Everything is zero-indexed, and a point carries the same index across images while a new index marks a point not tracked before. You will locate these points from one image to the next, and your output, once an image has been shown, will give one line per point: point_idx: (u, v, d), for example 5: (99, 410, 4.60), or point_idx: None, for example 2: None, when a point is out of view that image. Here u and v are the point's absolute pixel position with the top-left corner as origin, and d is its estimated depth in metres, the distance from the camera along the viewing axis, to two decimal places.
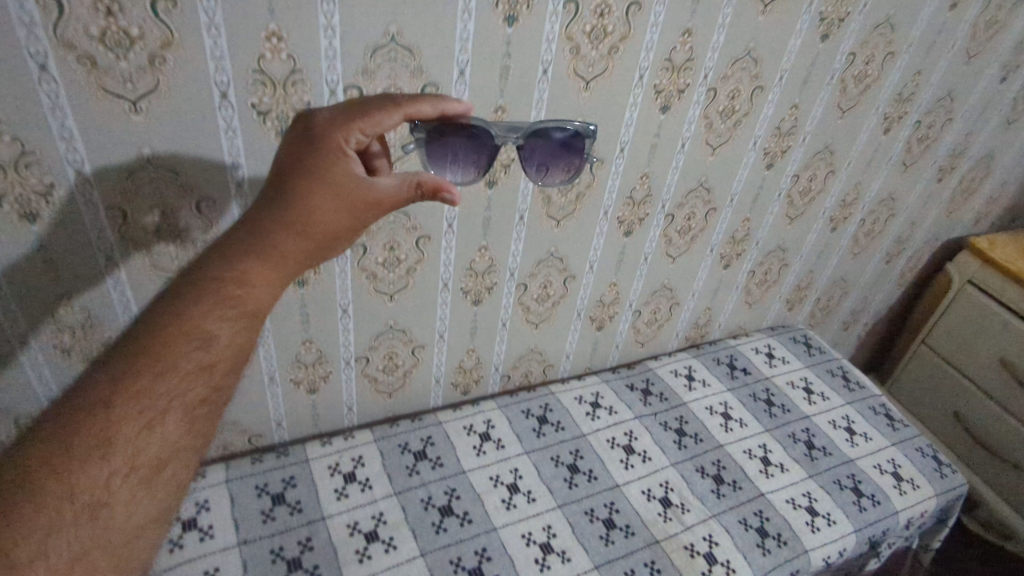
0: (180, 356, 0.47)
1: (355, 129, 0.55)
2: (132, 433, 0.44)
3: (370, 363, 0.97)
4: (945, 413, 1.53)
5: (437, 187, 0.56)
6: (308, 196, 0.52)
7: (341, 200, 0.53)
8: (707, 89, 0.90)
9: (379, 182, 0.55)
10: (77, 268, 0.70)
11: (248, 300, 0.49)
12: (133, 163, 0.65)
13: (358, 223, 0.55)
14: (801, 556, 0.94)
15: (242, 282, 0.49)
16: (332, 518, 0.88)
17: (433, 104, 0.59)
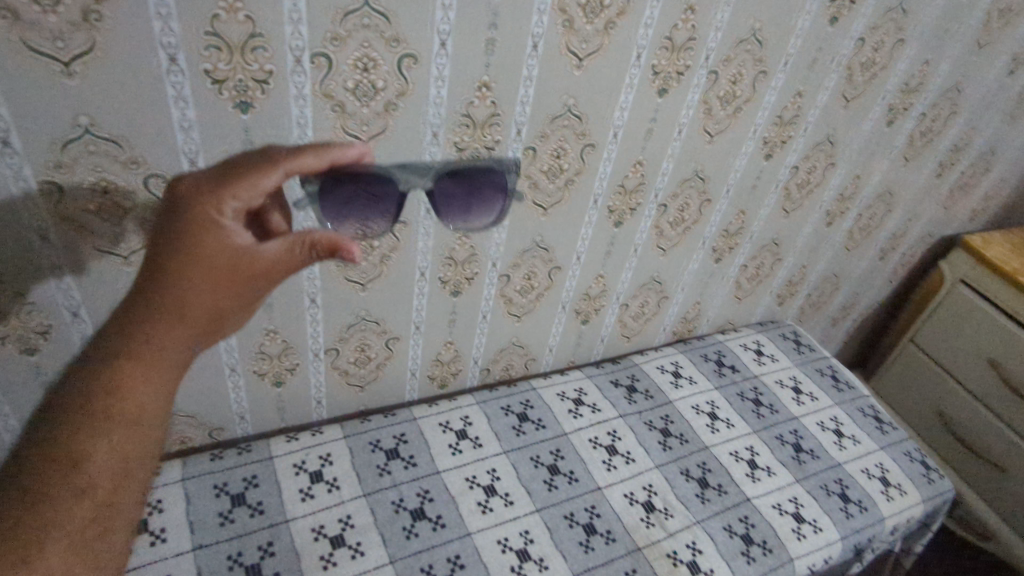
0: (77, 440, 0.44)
1: (229, 197, 0.52)
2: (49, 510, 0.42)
3: (341, 355, 0.91)
4: (929, 412, 1.51)
5: (332, 244, 0.53)
6: (184, 281, 0.50)
7: (223, 278, 0.51)
8: (708, 72, 0.84)
9: (264, 251, 0.52)
10: (10, 251, 0.62)
11: (135, 401, 0.46)
12: (68, 133, 0.57)
13: (250, 294, 0.53)
14: (787, 565, 0.90)
15: (128, 384, 0.46)
16: (296, 521, 0.82)
17: (313, 156, 0.57)
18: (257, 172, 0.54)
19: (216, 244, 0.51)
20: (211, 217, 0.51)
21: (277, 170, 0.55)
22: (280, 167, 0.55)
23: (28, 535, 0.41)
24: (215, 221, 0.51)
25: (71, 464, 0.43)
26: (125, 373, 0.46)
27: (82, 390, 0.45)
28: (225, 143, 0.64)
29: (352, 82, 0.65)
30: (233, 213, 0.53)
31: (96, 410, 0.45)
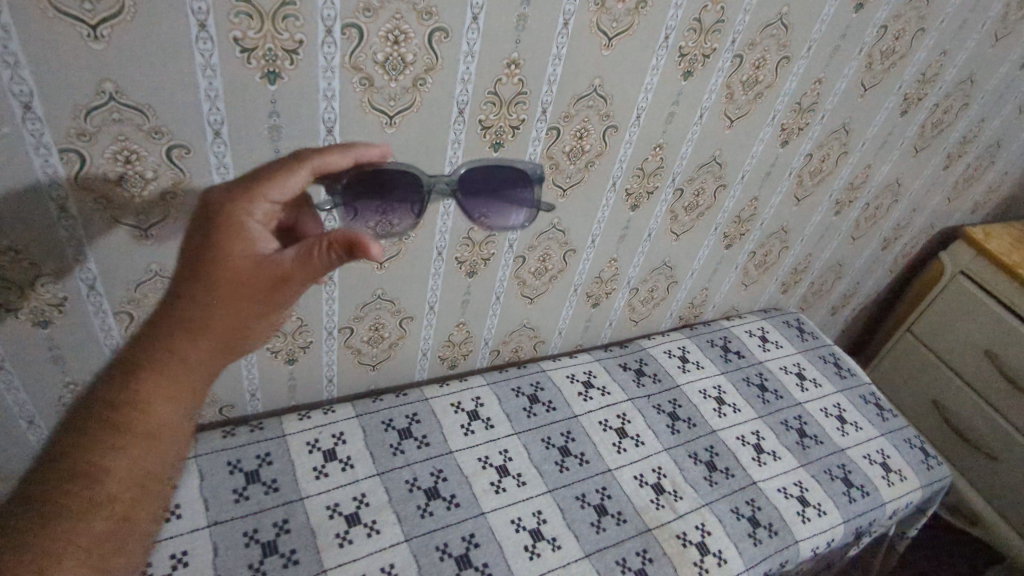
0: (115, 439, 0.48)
1: (256, 198, 0.52)
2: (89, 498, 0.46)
3: (354, 334, 0.90)
4: (922, 401, 1.54)
5: (351, 241, 0.50)
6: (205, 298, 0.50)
7: (244, 287, 0.51)
8: (733, 55, 0.83)
9: (285, 258, 0.51)
10: (24, 221, 0.60)
11: (152, 421, 0.49)
12: (92, 98, 0.55)
13: (272, 304, 0.53)
14: (791, 547, 0.92)
15: (146, 406, 0.49)
16: (311, 499, 0.82)
17: (341, 153, 0.58)
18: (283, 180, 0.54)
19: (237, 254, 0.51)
20: (235, 221, 0.51)
21: (303, 171, 0.56)
22: (307, 168, 0.56)
23: (59, 544, 0.43)
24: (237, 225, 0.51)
25: (92, 479, 0.46)
26: (145, 396, 0.49)
27: (107, 408, 0.49)
28: (251, 114, 0.62)
29: (382, 55, 0.64)
30: (260, 217, 0.52)
31: (117, 429, 0.48)
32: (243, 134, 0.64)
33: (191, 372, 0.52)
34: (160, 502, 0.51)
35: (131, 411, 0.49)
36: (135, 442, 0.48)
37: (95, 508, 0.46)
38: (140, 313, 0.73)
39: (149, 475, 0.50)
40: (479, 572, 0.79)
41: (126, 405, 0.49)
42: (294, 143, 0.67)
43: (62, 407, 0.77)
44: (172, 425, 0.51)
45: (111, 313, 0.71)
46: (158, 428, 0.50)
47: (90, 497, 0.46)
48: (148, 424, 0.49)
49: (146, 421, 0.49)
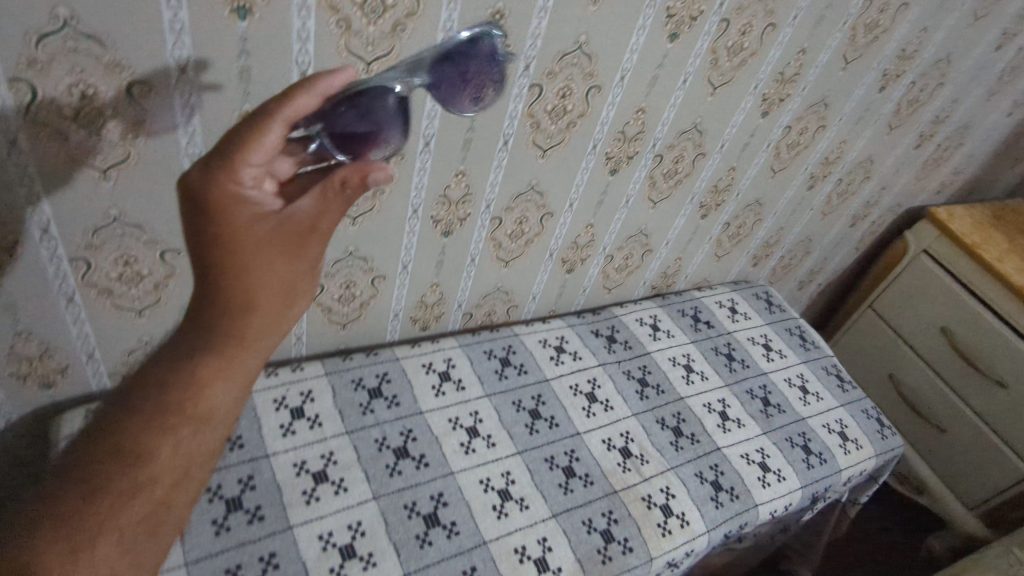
0: (161, 431, 0.41)
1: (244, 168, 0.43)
2: (118, 490, 0.40)
3: (325, 292, 0.87)
4: (879, 375, 1.59)
5: (362, 174, 0.45)
6: (219, 291, 0.43)
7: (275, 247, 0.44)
8: (719, 19, 0.82)
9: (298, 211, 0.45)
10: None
11: (194, 420, 0.42)
12: (45, 25, 0.51)
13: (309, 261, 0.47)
14: (751, 510, 0.95)
15: (176, 407, 0.42)
16: (277, 456, 0.81)
17: (310, 93, 0.45)
18: (246, 141, 0.42)
19: (250, 229, 0.43)
20: (230, 193, 0.43)
21: (272, 125, 0.43)
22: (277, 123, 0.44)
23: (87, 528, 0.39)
24: (234, 198, 0.43)
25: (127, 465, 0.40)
26: (152, 426, 0.41)
27: (157, 391, 0.42)
28: (218, 50, 0.59)
29: None
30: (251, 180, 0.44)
31: (161, 414, 0.42)
32: (210, 73, 0.60)
33: (242, 369, 0.44)
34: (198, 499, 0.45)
35: (133, 445, 0.41)
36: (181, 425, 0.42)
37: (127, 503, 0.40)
38: (98, 261, 0.69)
39: (153, 527, 0.41)
40: (447, 530, 0.79)
41: (167, 401, 0.42)
42: (265, 85, 0.63)
43: (15, 358, 0.73)
44: (184, 463, 0.42)
45: (67, 260, 0.67)
46: (160, 471, 0.41)
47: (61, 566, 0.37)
48: (150, 467, 0.41)
49: (149, 460, 0.41)
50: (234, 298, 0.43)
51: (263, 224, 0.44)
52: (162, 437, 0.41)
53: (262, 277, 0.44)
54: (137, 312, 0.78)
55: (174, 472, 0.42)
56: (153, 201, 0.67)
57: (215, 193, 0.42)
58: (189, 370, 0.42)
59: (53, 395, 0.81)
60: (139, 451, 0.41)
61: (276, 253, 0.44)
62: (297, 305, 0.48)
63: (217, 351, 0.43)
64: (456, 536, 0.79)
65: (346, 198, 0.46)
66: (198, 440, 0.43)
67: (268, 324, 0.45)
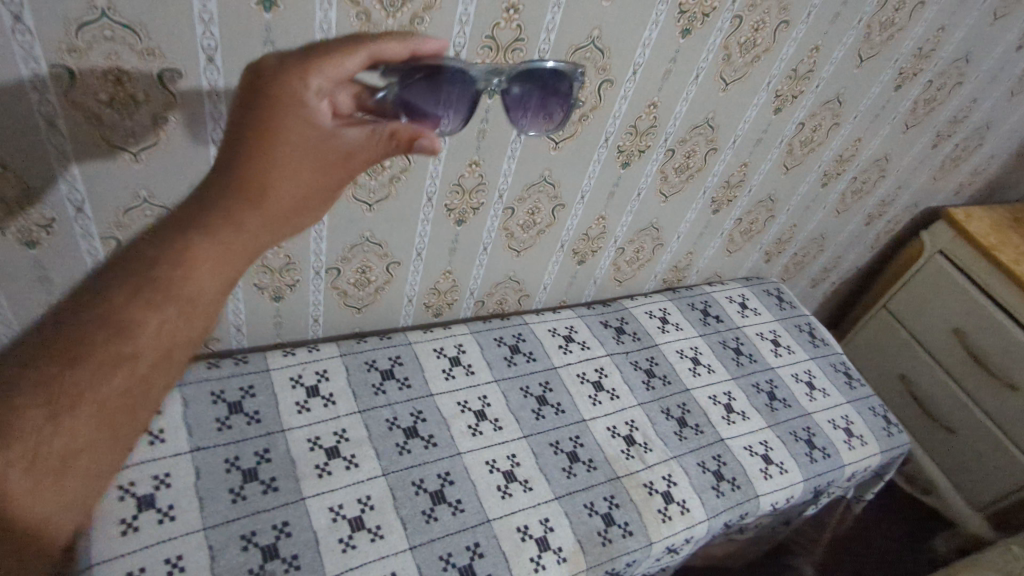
0: (146, 306, 0.39)
1: (315, 78, 0.45)
2: (99, 360, 0.37)
3: (342, 276, 0.91)
4: (891, 375, 1.59)
5: (411, 136, 0.50)
6: (240, 177, 0.43)
7: (307, 157, 0.45)
8: (732, 16, 0.83)
9: (343, 138, 0.47)
10: (13, 137, 0.59)
11: (184, 297, 0.40)
12: (83, 14, 0.55)
13: (324, 186, 0.48)
14: (752, 500, 0.96)
15: (167, 283, 0.39)
16: (292, 431, 0.85)
17: (400, 45, 0.50)
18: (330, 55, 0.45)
19: (294, 130, 0.44)
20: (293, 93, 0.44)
21: (359, 55, 0.47)
22: (362, 55, 0.47)
23: (65, 394, 0.37)
24: (298, 100, 0.44)
25: (115, 335, 0.38)
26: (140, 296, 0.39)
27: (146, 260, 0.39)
28: (243, 41, 0.62)
29: None
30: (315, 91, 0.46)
31: (151, 287, 0.39)
32: (234, 62, 0.63)
33: (235, 259, 0.42)
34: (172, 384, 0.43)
35: (119, 316, 0.38)
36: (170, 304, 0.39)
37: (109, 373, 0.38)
38: (127, 239, 0.73)
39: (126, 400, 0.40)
40: (452, 508, 0.82)
41: (157, 271, 0.39)
42: None
43: None
44: (167, 343, 0.40)
45: (98, 237, 0.71)
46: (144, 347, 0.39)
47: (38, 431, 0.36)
48: (134, 341, 0.38)
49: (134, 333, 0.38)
50: (252, 193, 0.43)
51: (305, 136, 0.45)
52: (153, 312, 0.39)
53: (284, 184, 0.44)
54: None
55: (156, 349, 0.40)
56: (179, 182, 0.71)
57: (279, 92, 0.44)
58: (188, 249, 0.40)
59: None
60: (126, 322, 0.38)
61: (302, 165, 0.45)
62: (299, 223, 0.47)
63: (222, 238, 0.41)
64: (461, 514, 0.82)
65: (386, 148, 0.50)
66: (179, 321, 0.40)
67: (272, 225, 0.44)
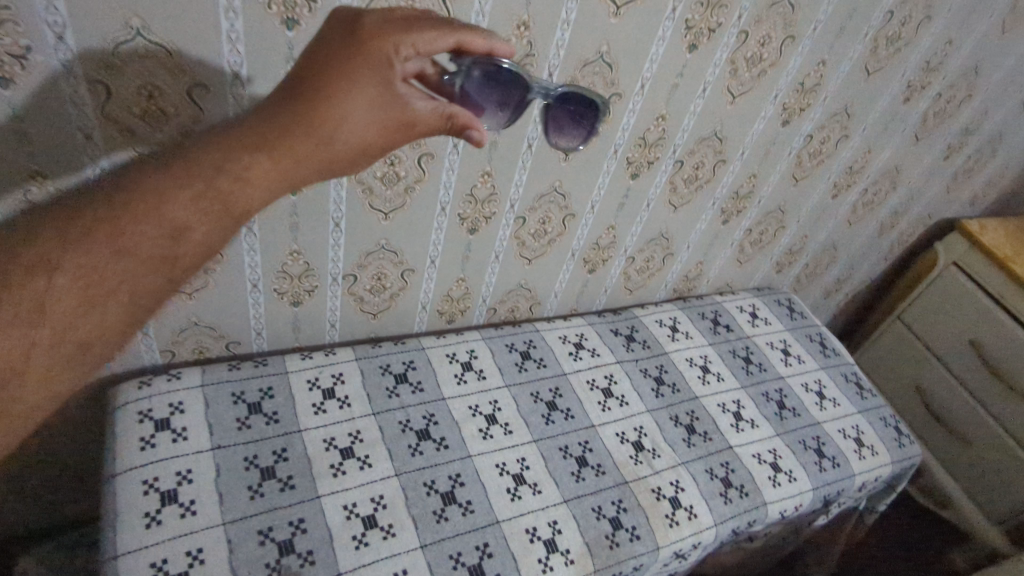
0: (188, 215, 0.47)
1: (407, 45, 0.49)
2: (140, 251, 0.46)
3: (358, 282, 0.94)
4: (905, 387, 1.58)
5: (468, 125, 0.54)
6: (311, 116, 0.48)
7: (375, 114, 0.50)
8: (738, 31, 0.85)
9: (411, 107, 0.51)
10: (53, 125, 0.62)
11: (226, 209, 0.48)
12: (119, 33, 0.58)
13: (380, 144, 0.52)
14: (760, 507, 0.97)
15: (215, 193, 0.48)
16: (309, 431, 0.88)
17: (483, 40, 0.53)
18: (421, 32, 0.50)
19: (369, 87, 0.49)
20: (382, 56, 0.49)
21: (449, 40, 0.51)
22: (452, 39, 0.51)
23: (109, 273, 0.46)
24: (385, 63, 0.49)
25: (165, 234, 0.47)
26: (194, 204, 0.47)
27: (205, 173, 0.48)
28: (268, 58, 0.65)
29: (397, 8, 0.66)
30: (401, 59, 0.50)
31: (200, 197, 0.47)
32: (258, 77, 0.66)
33: (277, 189, 0.49)
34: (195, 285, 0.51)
35: (172, 215, 0.47)
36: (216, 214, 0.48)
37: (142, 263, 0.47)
38: None
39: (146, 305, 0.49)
40: (462, 508, 0.84)
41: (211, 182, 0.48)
42: None
43: None
44: (201, 251, 0.49)
45: None
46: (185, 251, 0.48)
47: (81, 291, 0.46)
48: (177, 239, 0.47)
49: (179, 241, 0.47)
50: (320, 127, 0.49)
51: (378, 93, 0.50)
52: (196, 219, 0.47)
53: (346, 127, 0.49)
54: (187, 295, 0.83)
55: (192, 254, 0.48)
56: None
57: (370, 49, 0.49)
58: (248, 166, 0.48)
59: (111, 368, 0.88)
60: (174, 223, 0.47)
61: (365, 109, 0.49)
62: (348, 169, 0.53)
63: (279, 165, 0.48)
64: (471, 514, 0.84)
65: (441, 127, 0.55)
66: (221, 232, 0.49)
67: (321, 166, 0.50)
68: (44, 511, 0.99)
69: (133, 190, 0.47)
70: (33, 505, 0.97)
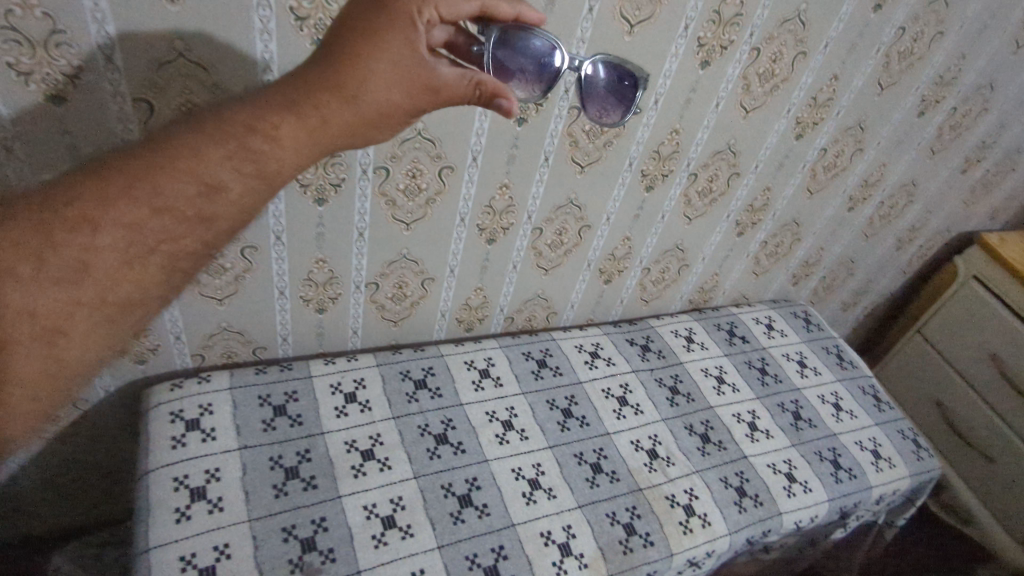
0: (226, 178, 0.52)
1: (431, 5, 0.52)
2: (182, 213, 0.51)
3: (380, 290, 0.97)
4: (926, 401, 1.57)
5: (495, 92, 0.55)
6: (336, 77, 0.51)
7: (400, 76, 0.52)
8: (750, 48, 0.88)
9: (435, 73, 0.54)
10: (92, 125, 0.64)
11: (258, 169, 0.52)
12: (163, 54, 0.63)
13: (406, 109, 0.55)
14: (775, 517, 0.97)
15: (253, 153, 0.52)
16: (331, 434, 0.91)
17: (508, 6, 0.58)
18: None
19: (394, 49, 0.51)
20: (408, 17, 0.52)
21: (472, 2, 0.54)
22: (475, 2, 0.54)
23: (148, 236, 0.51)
24: (408, 23, 0.52)
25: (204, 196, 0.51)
26: (226, 163, 0.51)
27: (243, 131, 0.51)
28: None
29: None
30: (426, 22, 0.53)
31: (239, 159, 0.51)
32: None
33: (305, 150, 0.53)
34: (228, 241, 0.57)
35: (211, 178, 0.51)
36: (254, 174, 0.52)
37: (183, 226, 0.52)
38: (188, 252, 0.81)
39: (181, 265, 0.55)
40: (478, 511, 0.86)
41: (249, 141, 0.51)
42: None
43: None
44: (238, 210, 0.54)
45: None
46: (218, 210, 0.53)
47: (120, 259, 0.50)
48: (218, 199, 0.52)
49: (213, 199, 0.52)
50: (347, 89, 0.51)
51: (402, 56, 0.52)
52: (235, 180, 0.52)
53: (370, 89, 0.52)
54: (218, 300, 0.86)
55: (231, 212, 0.53)
56: None
57: (395, 12, 0.51)
58: (278, 124, 0.51)
59: (145, 372, 0.92)
60: (212, 185, 0.51)
61: (389, 71, 0.52)
62: (374, 132, 0.56)
63: (306, 124, 0.52)
64: (487, 517, 0.86)
65: (471, 95, 0.56)
66: (257, 193, 0.54)
67: (345, 127, 0.53)
68: (77, 510, 1.03)
69: (170, 146, 0.51)
70: (68, 503, 1.01)
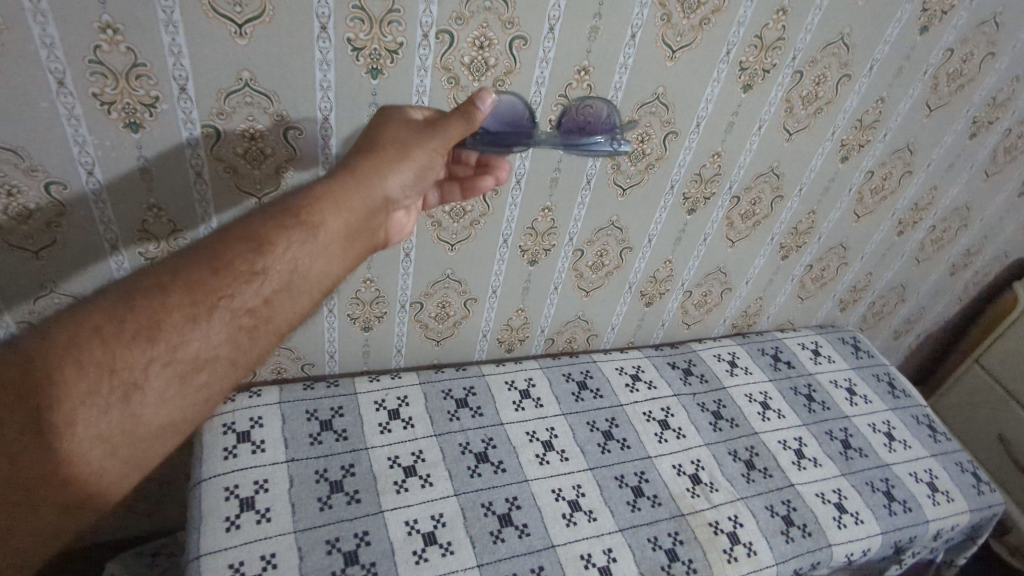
0: (277, 234, 0.55)
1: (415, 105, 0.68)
2: (239, 271, 0.52)
3: (424, 309, 1.00)
4: (986, 434, 1.50)
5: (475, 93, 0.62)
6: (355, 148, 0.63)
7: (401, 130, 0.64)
8: (793, 71, 0.88)
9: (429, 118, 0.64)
10: (164, 148, 0.69)
11: (299, 221, 0.56)
12: (231, 84, 0.67)
13: (419, 147, 0.63)
14: (824, 549, 0.94)
15: (294, 210, 0.57)
16: (375, 449, 0.92)
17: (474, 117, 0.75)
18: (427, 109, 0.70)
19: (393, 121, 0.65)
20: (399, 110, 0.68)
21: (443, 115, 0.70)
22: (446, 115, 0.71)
23: (209, 294, 0.51)
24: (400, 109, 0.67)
25: (256, 250, 0.54)
26: (274, 223, 0.56)
27: (286, 201, 0.58)
28: (355, 105, 0.73)
29: (468, 57, 0.73)
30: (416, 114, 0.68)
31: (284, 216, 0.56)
32: (344, 120, 0.74)
33: (341, 201, 0.59)
34: (291, 309, 0.57)
35: (260, 236, 0.54)
36: (297, 227, 0.56)
37: (244, 283, 0.53)
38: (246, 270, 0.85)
39: (249, 331, 0.54)
40: (518, 530, 0.86)
41: (290, 206, 0.57)
42: None
43: None
44: (290, 268, 0.56)
45: None
46: (269, 265, 0.54)
47: (185, 318, 0.49)
48: (268, 253, 0.54)
49: (265, 253, 0.54)
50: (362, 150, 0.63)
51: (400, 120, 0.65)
52: (283, 235, 0.55)
53: (380, 142, 0.63)
54: None
55: (284, 269, 0.55)
56: None
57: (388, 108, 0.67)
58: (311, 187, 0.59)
59: None
60: (263, 241, 0.54)
61: (393, 129, 0.64)
62: (400, 175, 0.62)
63: (333, 181, 0.60)
64: (527, 537, 0.86)
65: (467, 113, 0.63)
66: (306, 248, 0.56)
67: (373, 171, 0.61)
68: (132, 518, 1.07)
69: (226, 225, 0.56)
70: (125, 511, 1.05)
